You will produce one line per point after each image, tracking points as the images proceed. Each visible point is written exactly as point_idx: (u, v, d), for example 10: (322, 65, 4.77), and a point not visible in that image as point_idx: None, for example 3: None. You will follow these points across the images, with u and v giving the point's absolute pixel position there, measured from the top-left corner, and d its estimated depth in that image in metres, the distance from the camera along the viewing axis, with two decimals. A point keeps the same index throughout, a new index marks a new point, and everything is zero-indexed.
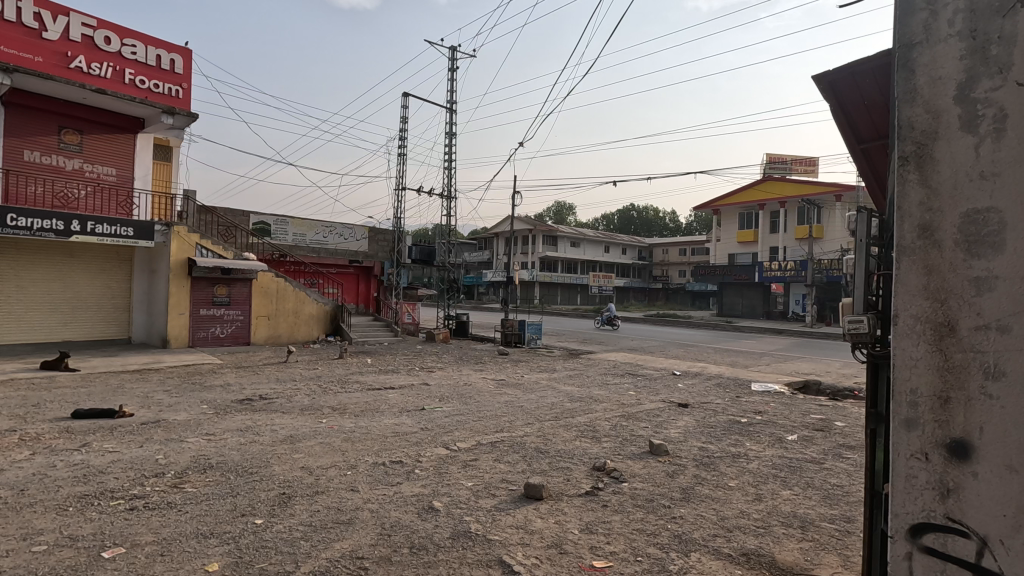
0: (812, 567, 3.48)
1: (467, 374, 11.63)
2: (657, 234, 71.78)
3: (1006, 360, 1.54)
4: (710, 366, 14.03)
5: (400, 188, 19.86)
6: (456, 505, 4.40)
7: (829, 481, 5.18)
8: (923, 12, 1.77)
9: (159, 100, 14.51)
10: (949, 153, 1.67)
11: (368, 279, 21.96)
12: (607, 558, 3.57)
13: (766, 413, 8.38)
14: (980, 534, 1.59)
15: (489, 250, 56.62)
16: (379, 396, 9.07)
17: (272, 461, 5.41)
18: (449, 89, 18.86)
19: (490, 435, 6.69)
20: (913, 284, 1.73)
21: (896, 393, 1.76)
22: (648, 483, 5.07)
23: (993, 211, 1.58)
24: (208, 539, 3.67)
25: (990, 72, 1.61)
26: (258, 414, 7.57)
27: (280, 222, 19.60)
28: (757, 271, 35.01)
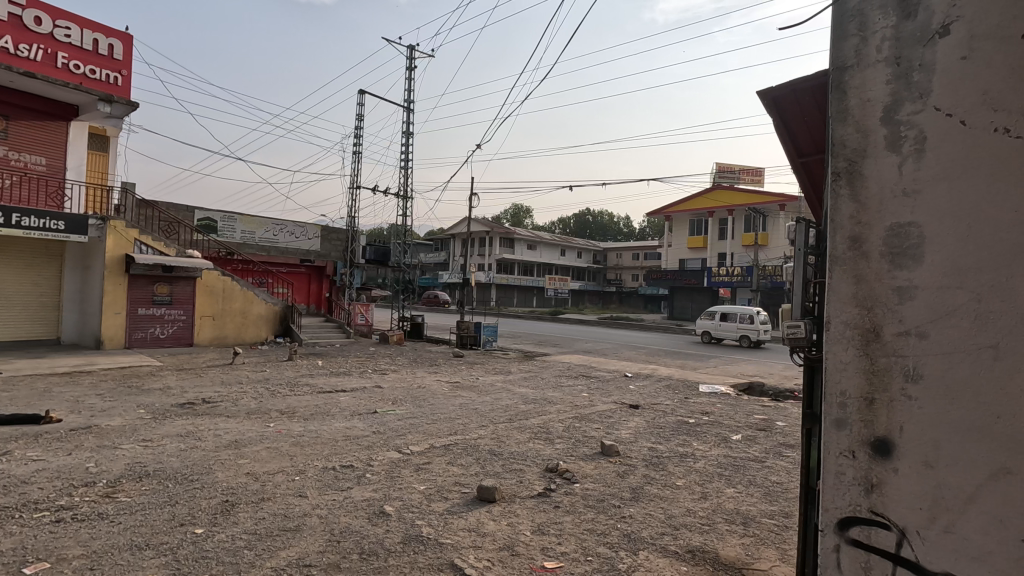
0: (752, 561, 3.63)
1: (421, 377, 11.53)
2: (611, 238, 73.27)
3: (924, 364, 1.66)
4: (660, 367, 14.49)
5: (355, 186, 19.44)
6: (408, 509, 4.34)
7: (770, 479, 5.42)
8: (854, 38, 1.89)
9: (95, 86, 13.72)
10: (876, 170, 1.80)
11: (320, 279, 21.48)
12: (558, 558, 3.61)
13: (713, 414, 8.70)
14: (899, 526, 1.70)
15: (446, 250, 56.29)
16: (329, 399, 8.87)
17: (215, 467, 5.20)
18: (407, 87, 18.61)
19: (443, 438, 6.63)
20: (843, 292, 1.84)
21: (827, 394, 1.86)
22: (599, 483, 5.15)
23: (915, 225, 1.70)
24: (143, 551, 3.50)
25: (911, 97, 1.74)
26: (201, 418, 7.26)
27: (227, 220, 18.81)
28: (705, 276, 36.21)
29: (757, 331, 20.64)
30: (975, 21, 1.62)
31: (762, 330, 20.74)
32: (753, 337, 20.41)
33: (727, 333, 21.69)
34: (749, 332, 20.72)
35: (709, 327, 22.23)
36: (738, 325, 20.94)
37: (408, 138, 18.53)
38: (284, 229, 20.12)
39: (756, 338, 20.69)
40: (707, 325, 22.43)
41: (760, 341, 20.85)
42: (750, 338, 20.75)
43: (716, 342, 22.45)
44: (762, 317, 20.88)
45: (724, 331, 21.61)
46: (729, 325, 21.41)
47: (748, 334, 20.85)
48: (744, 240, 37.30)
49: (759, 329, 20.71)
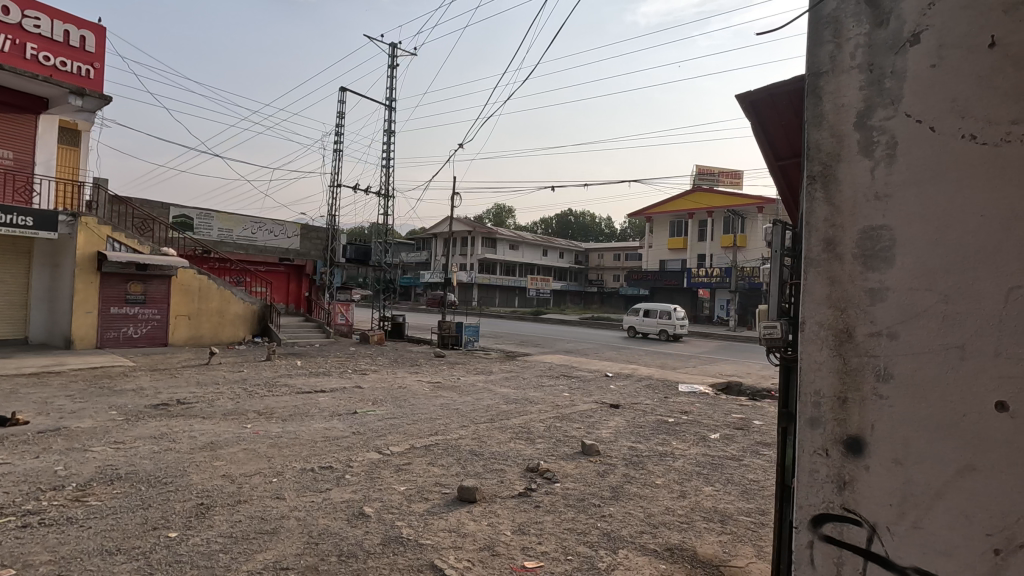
0: (729, 558, 3.69)
1: (402, 377, 11.47)
2: (593, 239, 73.71)
3: (894, 364, 1.70)
4: (640, 367, 14.64)
5: (335, 184, 19.22)
6: (388, 510, 4.31)
7: (747, 477, 5.51)
8: (829, 44, 1.93)
9: (66, 79, 13.34)
10: (850, 175, 1.84)
11: (299, 278, 21.21)
12: (538, 558, 3.62)
13: (691, 413, 8.80)
14: (870, 522, 1.74)
15: (428, 250, 55.92)
16: (308, 399, 8.78)
17: (189, 470, 5.10)
18: (389, 85, 18.45)
19: (424, 438, 6.60)
20: (818, 293, 1.88)
21: (802, 394, 1.90)
22: (580, 483, 5.18)
23: (886, 229, 1.75)
24: (114, 555, 3.41)
25: (884, 103, 1.78)
26: (176, 419, 7.11)
27: (204, 217, 18.37)
28: (685, 277, 36.66)
29: (675, 325, 22.88)
30: (944, 30, 1.67)
31: (679, 324, 22.96)
32: (670, 331, 22.67)
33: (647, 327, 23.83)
34: (668, 327, 22.89)
35: (634, 323, 24.14)
36: (658, 320, 23.05)
37: (390, 137, 18.38)
38: (262, 228, 19.79)
39: (672, 331, 22.96)
40: (632, 320, 24.44)
41: (677, 334, 23.14)
42: (669, 331, 22.95)
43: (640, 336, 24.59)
44: (679, 313, 23.13)
45: (646, 326, 23.69)
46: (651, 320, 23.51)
47: (667, 328, 23.10)
48: (723, 242, 37.83)
49: (676, 324, 22.97)
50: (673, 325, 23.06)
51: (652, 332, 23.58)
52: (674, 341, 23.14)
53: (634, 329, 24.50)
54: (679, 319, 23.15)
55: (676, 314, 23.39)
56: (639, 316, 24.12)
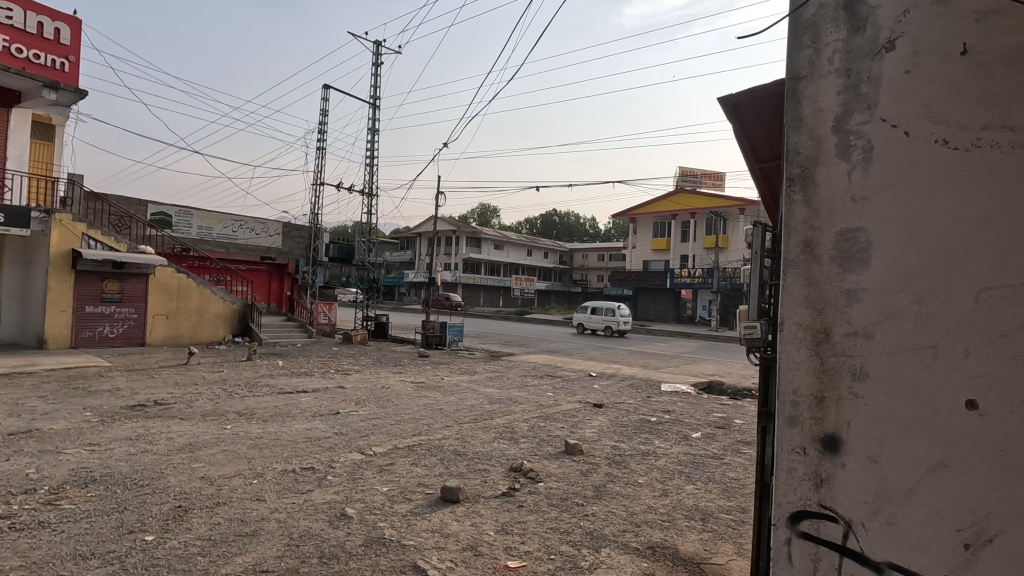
0: (710, 556, 3.73)
1: (385, 377, 11.39)
2: (578, 239, 74.00)
3: (870, 364, 1.74)
4: (623, 367, 14.73)
5: (318, 182, 19.01)
6: (370, 511, 4.28)
7: (728, 475, 5.57)
8: (807, 49, 1.96)
9: (40, 72, 13.02)
10: (828, 177, 1.87)
11: (281, 277, 20.94)
12: (521, 558, 3.62)
13: (674, 412, 8.88)
14: (845, 519, 1.77)
15: (412, 250, 55.62)
16: (290, 400, 8.67)
17: (166, 472, 5.01)
18: (373, 83, 18.28)
19: (407, 439, 6.57)
20: (797, 294, 1.91)
21: (781, 394, 1.93)
22: (563, 482, 5.19)
23: (862, 231, 1.78)
24: (87, 560, 3.34)
25: (860, 107, 1.82)
26: (152, 421, 6.98)
27: (182, 214, 18.14)
28: (668, 278, 36.97)
29: (618, 321, 24.25)
30: (918, 37, 1.71)
31: (622, 321, 24.34)
32: (615, 328, 24.10)
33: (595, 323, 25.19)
34: (612, 324, 24.28)
35: (583, 320, 25.48)
36: (603, 317, 24.44)
37: (374, 135, 18.22)
38: (243, 226, 19.54)
39: (617, 327, 24.44)
40: (581, 318, 25.77)
41: (621, 330, 24.53)
42: (613, 327, 24.29)
43: (589, 333, 25.92)
44: (623, 310, 24.60)
45: (593, 323, 25.07)
46: (598, 317, 24.87)
47: (612, 324, 24.45)
48: (705, 243, 38.22)
49: (620, 321, 24.47)
50: (618, 322, 24.53)
51: (598, 329, 24.98)
52: (621, 337, 24.57)
53: (583, 326, 25.86)
54: (623, 316, 24.52)
55: (621, 311, 24.85)
56: (586, 313, 25.49)
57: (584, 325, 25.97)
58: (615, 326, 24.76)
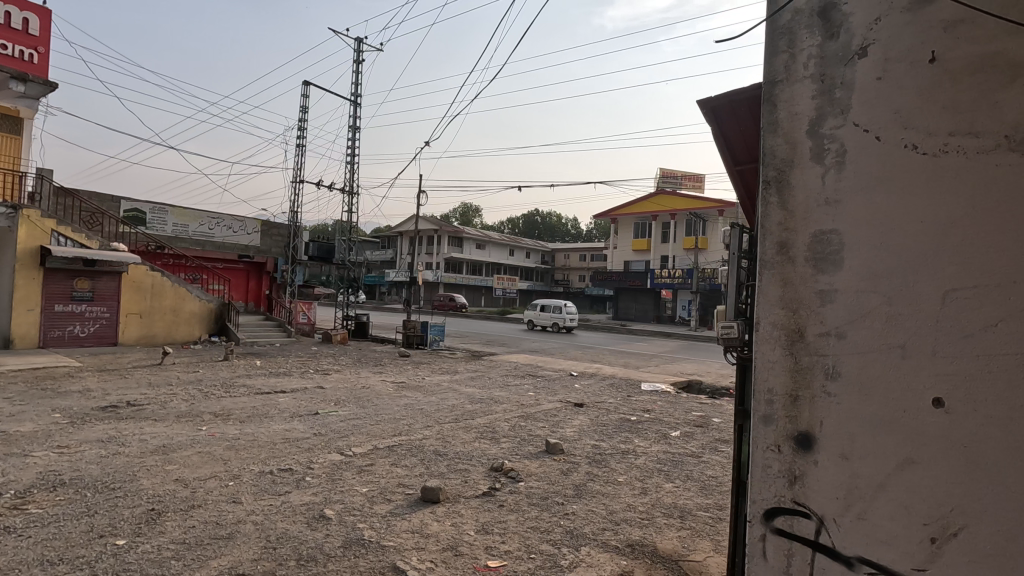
0: (688, 553, 3.77)
1: (366, 377, 11.31)
2: (560, 239, 74.31)
3: (842, 363, 1.77)
4: (604, 366, 14.82)
5: (298, 180, 18.76)
6: (349, 512, 4.24)
7: (706, 473, 5.65)
8: (784, 54, 1.99)
9: (7, 63, 12.66)
10: (802, 181, 1.91)
11: (259, 275, 20.61)
12: (501, 557, 3.62)
13: (653, 411, 8.97)
14: (818, 515, 1.80)
15: (393, 249, 55.22)
16: (268, 400, 8.55)
17: (139, 474, 4.90)
18: (355, 80, 18.09)
19: (387, 439, 6.53)
20: (772, 295, 1.94)
21: (756, 392, 1.96)
22: (543, 482, 5.21)
23: (835, 233, 1.82)
24: (55, 566, 3.25)
25: (834, 112, 1.85)
26: (125, 422, 6.82)
27: (157, 212, 17.75)
28: (648, 278, 37.35)
29: (564, 318, 26.09)
30: (889, 44, 1.75)
31: (568, 318, 26.16)
32: (561, 325, 25.82)
33: (544, 320, 26.89)
34: (559, 320, 26.10)
35: (532, 316, 27.24)
36: (550, 314, 26.25)
37: (355, 133, 18.03)
38: (220, 223, 19.21)
39: (563, 324, 26.22)
40: (531, 315, 27.53)
41: (568, 326, 26.33)
42: (558, 323, 26.14)
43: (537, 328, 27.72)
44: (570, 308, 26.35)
45: (541, 319, 26.87)
46: (546, 315, 26.69)
47: (558, 321, 26.29)
48: (685, 244, 38.71)
49: (566, 318, 26.24)
50: (563, 319, 26.31)
51: (546, 326, 26.76)
52: (567, 333, 26.34)
53: (534, 323, 27.54)
54: (569, 314, 26.33)
55: (567, 309, 26.65)
56: (535, 311, 27.23)
57: (534, 322, 27.62)
58: (562, 323, 26.53)
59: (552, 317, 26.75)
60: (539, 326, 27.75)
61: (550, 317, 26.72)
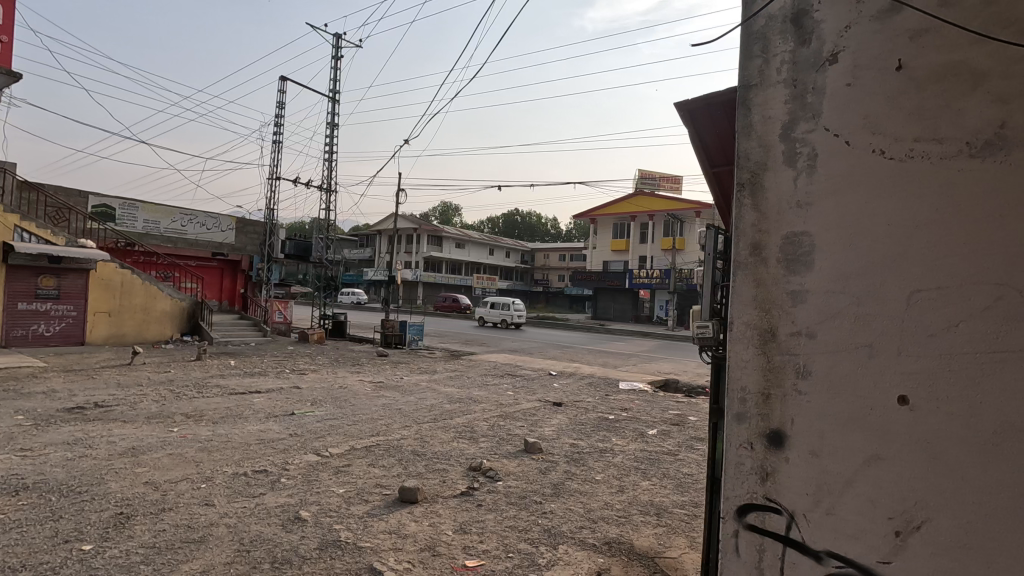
0: (664, 550, 3.82)
1: (343, 377, 11.18)
2: (539, 239, 74.53)
3: (812, 362, 1.82)
4: (583, 366, 14.90)
5: (274, 176, 18.44)
6: (325, 514, 4.19)
7: (682, 471, 5.73)
8: (758, 59, 2.03)
9: None
10: (775, 183, 1.95)
11: (234, 273, 20.22)
12: (479, 557, 3.61)
13: (631, 410, 9.06)
14: (789, 510, 1.84)
15: (372, 247, 54.64)
16: (242, 401, 8.39)
17: (107, 477, 4.76)
18: (333, 76, 17.84)
19: (365, 439, 6.47)
20: (745, 295, 1.98)
21: (730, 391, 2.00)
22: (521, 481, 5.22)
23: (806, 235, 1.86)
24: (17, 573, 3.14)
25: (806, 117, 1.90)
26: (92, 424, 6.63)
27: (127, 208, 17.35)
28: (627, 278, 37.68)
29: (512, 314, 27.56)
30: (859, 51, 1.80)
31: (517, 314, 27.64)
32: (510, 321, 27.25)
33: (494, 317, 28.17)
34: (508, 317, 27.56)
35: (482, 313, 28.60)
36: (500, 311, 27.67)
37: (333, 130, 17.79)
38: (193, 220, 18.81)
39: (512, 321, 27.64)
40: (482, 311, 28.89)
41: (516, 323, 27.83)
42: (507, 320, 27.60)
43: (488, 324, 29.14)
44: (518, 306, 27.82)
45: (491, 316, 28.26)
46: (495, 311, 28.10)
47: (506, 317, 27.77)
48: (663, 244, 39.18)
49: (515, 315, 27.74)
50: (512, 316, 27.75)
51: (495, 322, 28.09)
52: (515, 329, 27.75)
53: (484, 319, 28.75)
54: (517, 311, 27.81)
55: (516, 306, 28.08)
56: (486, 307, 28.47)
57: (485, 319, 28.86)
58: (510, 319, 28.01)
59: (501, 314, 28.15)
60: (489, 323, 29.00)
61: (500, 314, 28.14)
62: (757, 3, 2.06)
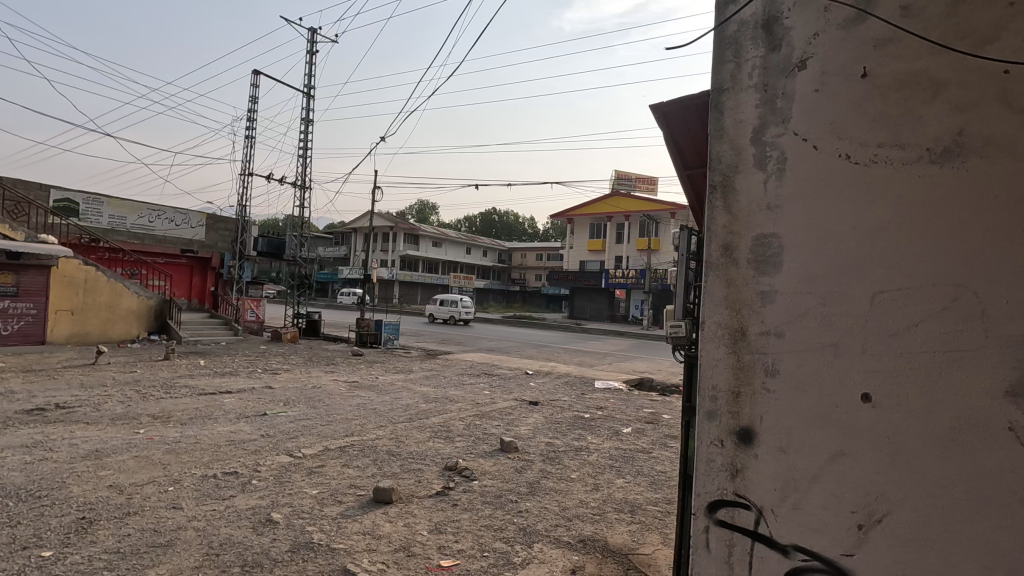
0: (637, 546, 3.87)
1: (316, 376, 11.03)
2: (516, 238, 74.64)
3: (780, 361, 1.86)
4: (559, 365, 15.00)
5: (247, 172, 18.06)
6: (298, 516, 4.13)
7: (656, 468, 5.81)
8: (730, 63, 2.07)
9: None
10: (746, 185, 1.98)
11: (203, 271, 19.73)
12: (454, 557, 3.60)
13: (606, 409, 9.15)
14: (757, 506, 1.89)
15: (347, 245, 53.94)
16: (212, 401, 8.21)
17: (69, 481, 4.61)
18: (308, 71, 17.54)
19: (339, 440, 6.39)
20: (716, 295, 2.01)
21: (701, 389, 2.03)
22: (497, 480, 5.22)
23: (775, 237, 1.91)
24: None
25: (776, 121, 1.94)
26: (53, 426, 6.40)
27: (91, 203, 16.83)
28: (603, 278, 38.02)
29: (460, 311, 28.88)
30: (827, 58, 1.85)
31: (464, 311, 28.97)
32: (458, 318, 28.57)
33: (443, 314, 29.45)
34: (456, 314, 28.88)
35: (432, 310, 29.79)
36: (448, 308, 28.95)
37: (308, 126, 17.49)
38: (161, 216, 18.31)
39: (461, 317, 28.97)
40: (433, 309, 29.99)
41: (464, 319, 29.18)
42: (455, 317, 28.91)
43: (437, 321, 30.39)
44: (466, 303, 29.12)
45: (440, 313, 29.48)
46: (444, 309, 29.32)
47: (455, 314, 29.07)
48: (638, 245, 39.59)
49: (463, 312, 29.07)
50: (459, 312, 29.07)
51: (444, 318, 29.33)
52: (463, 325, 29.03)
53: (434, 316, 29.92)
54: (465, 308, 29.16)
55: (464, 303, 29.36)
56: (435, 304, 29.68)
57: (435, 315, 30.04)
58: (459, 316, 29.32)
59: (450, 311, 29.41)
60: (439, 320, 30.27)
61: (449, 311, 29.41)
62: (729, 8, 2.09)
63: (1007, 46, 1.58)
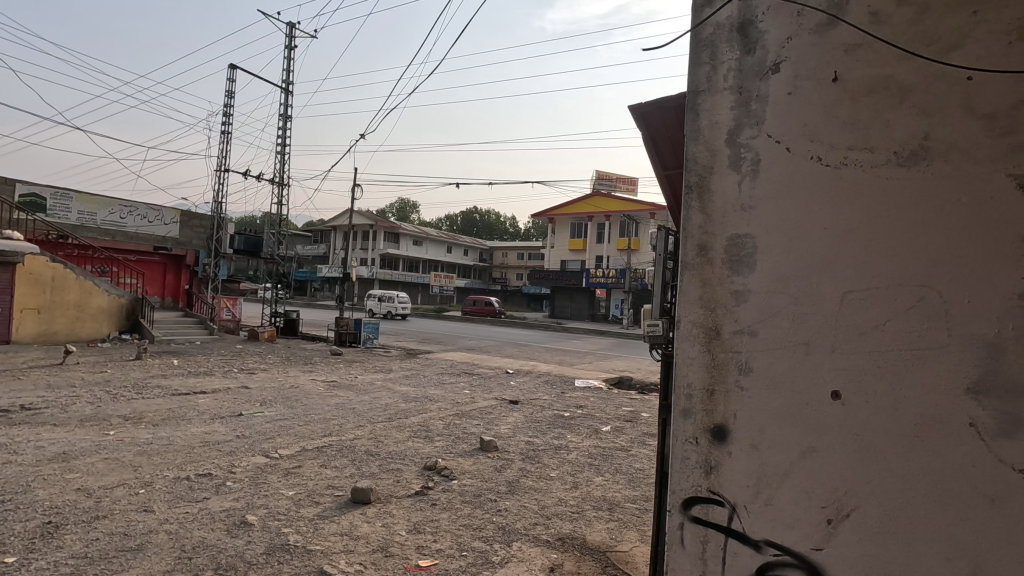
0: (615, 544, 3.90)
1: (294, 376, 10.88)
2: (497, 237, 74.63)
3: (754, 359, 1.89)
4: (539, 364, 15.04)
5: (222, 168, 17.73)
6: (273, 517, 4.07)
7: (634, 466, 5.86)
8: (706, 65, 2.09)
9: None
10: (721, 187, 2.01)
11: (177, 269, 19.32)
12: (432, 556, 3.59)
13: (586, 407, 9.20)
14: (730, 503, 1.91)
15: (326, 243, 53.27)
16: (186, 402, 8.04)
17: (34, 485, 4.47)
18: (286, 66, 17.30)
19: (316, 440, 6.32)
20: (692, 294, 2.04)
21: (676, 388, 2.05)
22: (476, 479, 5.21)
23: (749, 237, 1.94)
24: None
25: (750, 123, 1.97)
26: (17, 428, 6.20)
27: (59, 197, 16.39)
28: (584, 277, 38.25)
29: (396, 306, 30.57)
30: (799, 62, 1.89)
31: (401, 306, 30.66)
32: (395, 313, 30.27)
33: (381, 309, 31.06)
34: (393, 309, 30.60)
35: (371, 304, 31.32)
36: (387, 304, 30.60)
37: (286, 121, 17.24)
38: (133, 212, 17.87)
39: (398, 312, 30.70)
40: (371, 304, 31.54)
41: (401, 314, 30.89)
42: (393, 311, 30.59)
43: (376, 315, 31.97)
44: (403, 299, 30.80)
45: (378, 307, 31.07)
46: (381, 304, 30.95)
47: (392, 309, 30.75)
48: (619, 245, 39.90)
49: (399, 307, 30.77)
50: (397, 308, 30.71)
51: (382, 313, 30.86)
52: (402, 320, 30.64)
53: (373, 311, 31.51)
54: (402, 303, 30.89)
55: (400, 299, 31.06)
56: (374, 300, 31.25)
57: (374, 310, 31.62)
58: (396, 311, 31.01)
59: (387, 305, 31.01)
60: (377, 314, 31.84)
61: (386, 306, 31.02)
62: (705, 11, 2.11)
63: (971, 53, 1.64)
